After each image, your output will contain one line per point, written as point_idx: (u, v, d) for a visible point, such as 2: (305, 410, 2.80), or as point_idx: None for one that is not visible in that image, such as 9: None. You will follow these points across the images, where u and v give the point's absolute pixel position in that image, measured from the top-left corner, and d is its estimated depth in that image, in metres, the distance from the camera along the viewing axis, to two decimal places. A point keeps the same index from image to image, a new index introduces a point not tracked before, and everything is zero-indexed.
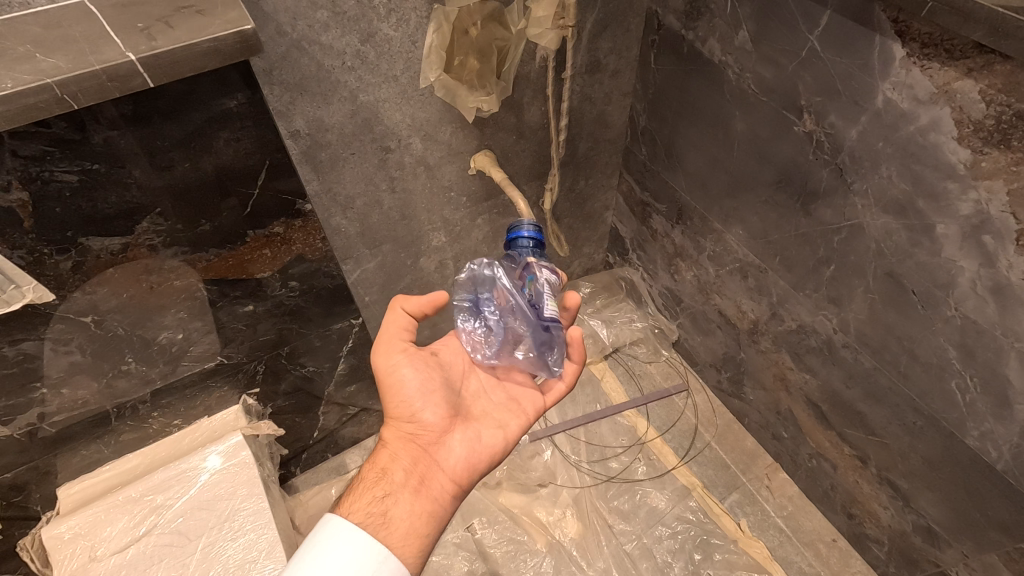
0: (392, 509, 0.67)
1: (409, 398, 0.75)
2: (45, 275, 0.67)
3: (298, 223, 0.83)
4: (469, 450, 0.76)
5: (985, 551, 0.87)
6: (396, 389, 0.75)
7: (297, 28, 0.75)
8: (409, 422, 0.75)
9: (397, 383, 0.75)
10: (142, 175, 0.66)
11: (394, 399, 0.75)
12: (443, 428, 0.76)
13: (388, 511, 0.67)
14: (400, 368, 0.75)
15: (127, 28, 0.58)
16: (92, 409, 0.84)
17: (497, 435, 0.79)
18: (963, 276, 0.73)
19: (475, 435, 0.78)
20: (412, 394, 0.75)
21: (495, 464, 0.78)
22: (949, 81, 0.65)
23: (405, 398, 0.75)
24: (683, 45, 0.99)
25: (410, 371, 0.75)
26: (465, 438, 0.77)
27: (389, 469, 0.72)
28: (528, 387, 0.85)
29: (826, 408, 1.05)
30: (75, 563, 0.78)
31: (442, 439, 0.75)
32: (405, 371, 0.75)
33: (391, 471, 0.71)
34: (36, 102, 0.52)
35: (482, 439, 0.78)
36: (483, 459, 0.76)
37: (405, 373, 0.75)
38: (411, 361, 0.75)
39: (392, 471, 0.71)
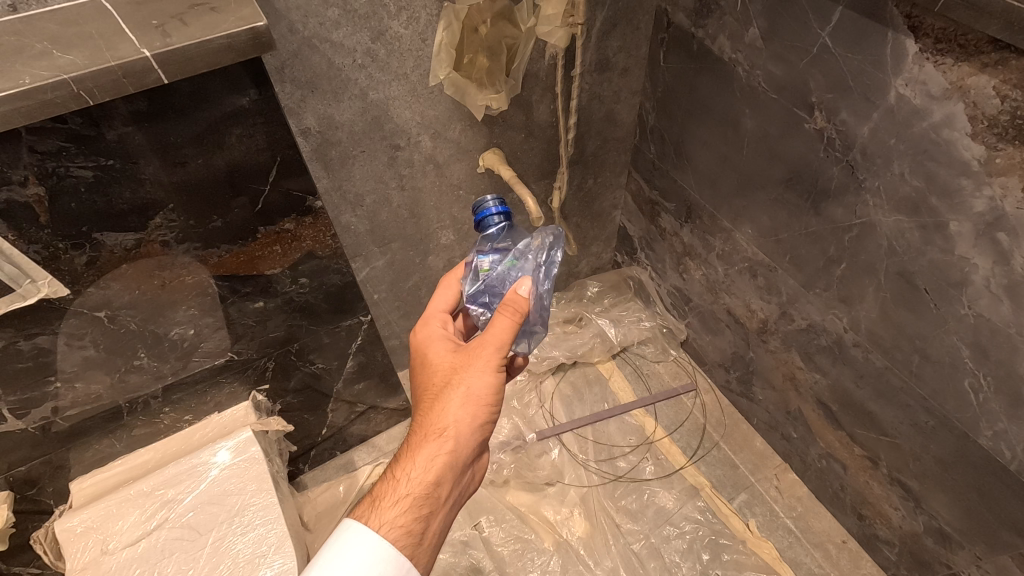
0: (432, 522, 0.66)
1: (485, 405, 0.69)
2: (60, 270, 0.68)
3: (308, 219, 0.84)
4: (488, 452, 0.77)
5: (998, 553, 0.86)
6: (474, 385, 0.69)
7: (308, 25, 0.75)
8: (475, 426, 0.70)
9: (480, 383, 0.69)
10: (155, 171, 0.67)
11: (465, 400, 0.68)
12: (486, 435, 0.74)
13: (429, 523, 0.66)
14: (485, 372, 0.69)
15: (142, 25, 0.59)
16: (105, 403, 0.85)
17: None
18: (977, 274, 0.72)
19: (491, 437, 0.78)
20: (488, 399, 0.69)
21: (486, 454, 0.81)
22: (963, 77, 0.64)
23: (478, 405, 0.69)
24: (693, 43, 0.99)
25: (485, 377, 0.69)
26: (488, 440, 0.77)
27: (442, 478, 0.68)
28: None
29: (837, 408, 1.04)
30: (88, 555, 0.79)
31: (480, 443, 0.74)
32: (497, 377, 0.69)
33: (444, 481, 0.68)
34: (53, 97, 0.53)
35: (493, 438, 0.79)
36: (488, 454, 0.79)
37: (483, 380, 0.69)
38: (493, 369, 0.69)
39: (442, 481, 0.68)
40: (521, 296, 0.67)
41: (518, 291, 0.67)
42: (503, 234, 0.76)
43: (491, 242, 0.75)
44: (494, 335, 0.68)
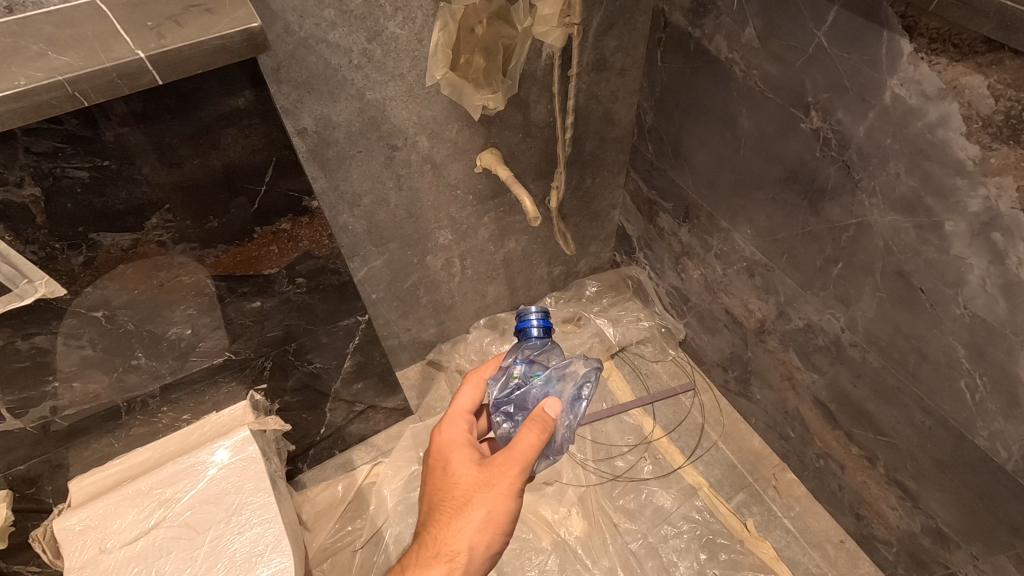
0: None
1: (501, 528, 0.68)
2: (57, 270, 0.68)
3: (305, 219, 0.84)
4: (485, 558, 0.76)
5: (994, 552, 0.86)
6: (494, 510, 0.68)
7: (304, 26, 0.76)
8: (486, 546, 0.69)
9: (500, 507, 0.68)
10: (151, 171, 0.67)
11: (484, 525, 0.68)
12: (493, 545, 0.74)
13: None
14: (508, 496, 0.68)
15: (137, 26, 0.59)
16: (103, 403, 0.86)
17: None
18: (973, 274, 0.72)
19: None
20: (506, 521, 0.69)
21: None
22: (957, 77, 0.65)
23: (493, 527, 0.68)
24: (690, 43, 0.99)
25: (507, 503, 0.68)
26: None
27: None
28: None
29: (834, 407, 1.04)
30: (86, 554, 0.80)
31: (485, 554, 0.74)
32: (516, 503, 0.69)
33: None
34: (48, 98, 0.53)
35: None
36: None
37: (503, 507, 0.68)
38: (516, 496, 0.68)
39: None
40: (549, 414, 0.67)
41: (546, 408, 0.68)
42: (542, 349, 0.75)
43: (526, 352, 0.75)
44: (522, 453, 0.68)
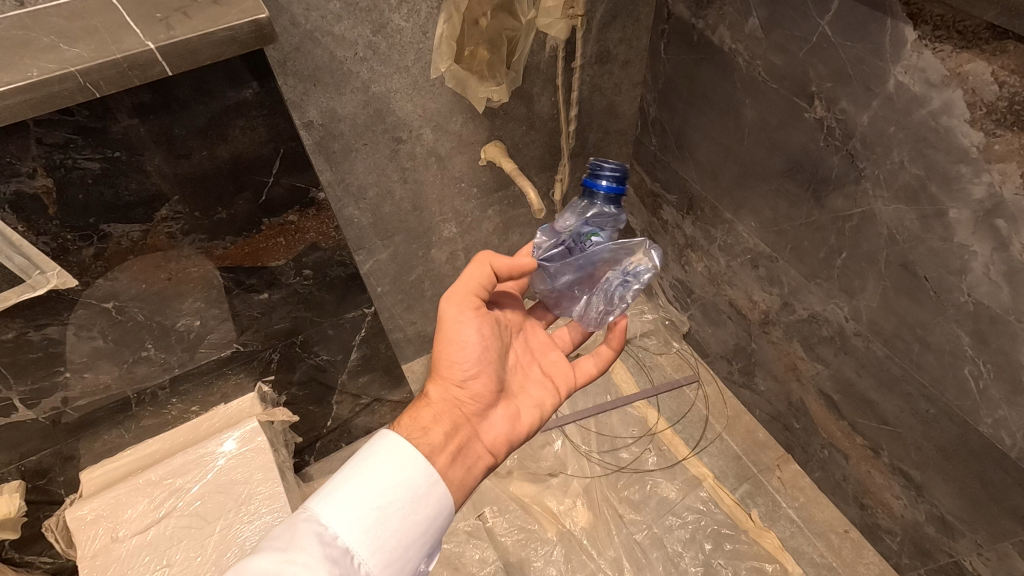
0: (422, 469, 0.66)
1: (460, 359, 0.73)
2: (68, 261, 0.69)
3: (312, 211, 0.84)
4: (503, 427, 0.75)
5: (999, 541, 0.86)
6: (454, 336, 0.72)
7: (310, 18, 0.76)
8: (457, 388, 0.73)
9: (454, 335, 0.72)
10: (161, 162, 0.68)
11: (444, 355, 0.73)
12: (486, 400, 0.75)
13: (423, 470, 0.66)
14: (460, 323, 0.72)
15: (146, 18, 0.59)
16: (114, 394, 0.87)
17: (533, 415, 0.79)
18: (976, 261, 0.72)
19: (513, 419, 0.77)
20: (475, 355, 0.73)
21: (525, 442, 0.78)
22: (961, 63, 0.65)
23: (459, 358, 0.73)
24: (693, 34, 0.99)
25: (462, 327, 0.72)
26: (501, 414, 0.76)
27: (432, 429, 0.68)
28: (568, 368, 0.84)
29: (838, 397, 1.05)
30: (98, 543, 0.81)
31: (481, 411, 0.74)
32: (470, 328, 0.73)
33: (433, 430, 0.68)
34: (60, 89, 0.54)
35: (520, 420, 0.77)
36: (516, 438, 0.76)
37: (455, 332, 0.72)
38: (465, 319, 0.72)
39: (434, 431, 0.68)
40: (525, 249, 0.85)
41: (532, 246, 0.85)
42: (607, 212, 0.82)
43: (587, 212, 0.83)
44: (461, 285, 0.72)
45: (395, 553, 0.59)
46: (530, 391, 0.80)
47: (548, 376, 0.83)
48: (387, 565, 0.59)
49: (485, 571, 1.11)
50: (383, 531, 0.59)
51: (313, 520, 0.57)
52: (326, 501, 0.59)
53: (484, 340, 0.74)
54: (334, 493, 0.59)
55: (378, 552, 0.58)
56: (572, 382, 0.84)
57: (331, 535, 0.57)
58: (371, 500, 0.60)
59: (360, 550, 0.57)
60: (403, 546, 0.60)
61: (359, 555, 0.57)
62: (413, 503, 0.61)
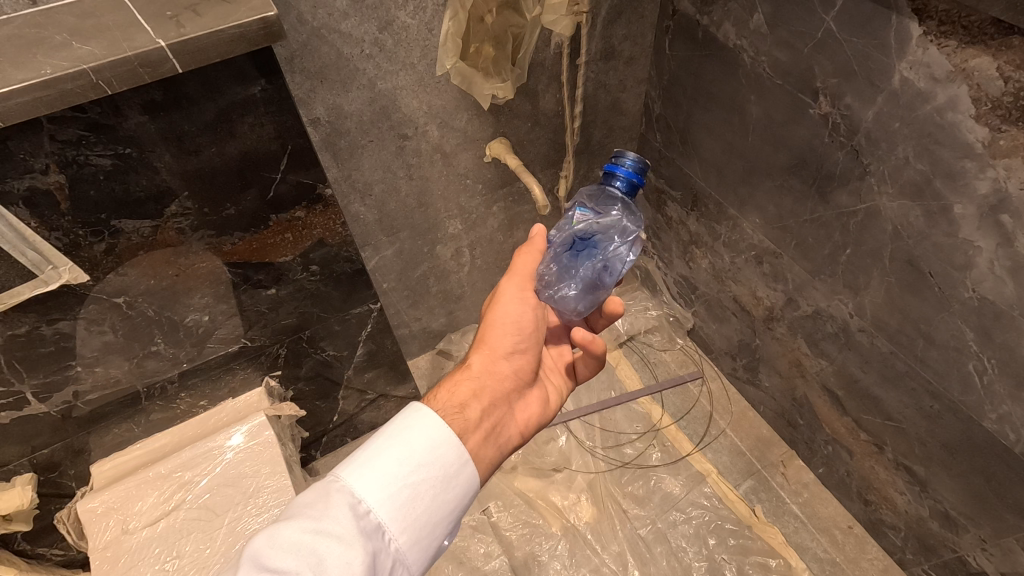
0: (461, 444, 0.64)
1: (511, 335, 0.74)
2: (80, 257, 0.70)
3: (319, 207, 0.85)
4: (534, 409, 0.76)
5: (1003, 536, 0.86)
6: (507, 314, 0.75)
7: (317, 16, 0.77)
8: (497, 361, 0.73)
9: (508, 318, 0.75)
10: (171, 159, 0.69)
11: (493, 326, 0.74)
12: (522, 381, 0.75)
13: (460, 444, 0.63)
14: (517, 302, 0.75)
15: (156, 16, 0.60)
16: (124, 388, 0.88)
17: (554, 401, 0.80)
18: (981, 256, 0.72)
19: (540, 397, 0.78)
20: (522, 335, 0.75)
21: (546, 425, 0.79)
22: (966, 59, 0.65)
23: (508, 333, 0.74)
24: (698, 30, 0.99)
25: (513, 308, 0.75)
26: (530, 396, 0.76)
27: (470, 404, 0.67)
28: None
29: (842, 393, 1.05)
30: (109, 535, 0.82)
31: (516, 389, 0.74)
32: (525, 312, 0.76)
33: (473, 405, 0.67)
34: (73, 87, 0.55)
35: (544, 404, 0.78)
36: (541, 420, 0.77)
37: (507, 310, 0.75)
38: (519, 301, 0.75)
39: (473, 406, 0.67)
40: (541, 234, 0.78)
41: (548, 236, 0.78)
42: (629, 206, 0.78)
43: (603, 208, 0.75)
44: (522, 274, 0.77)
45: (424, 529, 0.58)
46: (553, 379, 0.83)
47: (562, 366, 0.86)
48: (415, 543, 0.57)
49: (490, 565, 1.12)
50: (414, 506, 0.58)
51: (344, 490, 0.55)
52: (357, 471, 0.57)
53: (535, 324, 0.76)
54: (366, 462, 0.57)
55: (407, 528, 0.57)
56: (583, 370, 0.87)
57: (363, 508, 0.55)
58: (404, 474, 0.58)
59: (392, 526, 0.56)
60: (432, 524, 0.58)
61: (389, 530, 0.56)
62: (445, 480, 0.60)
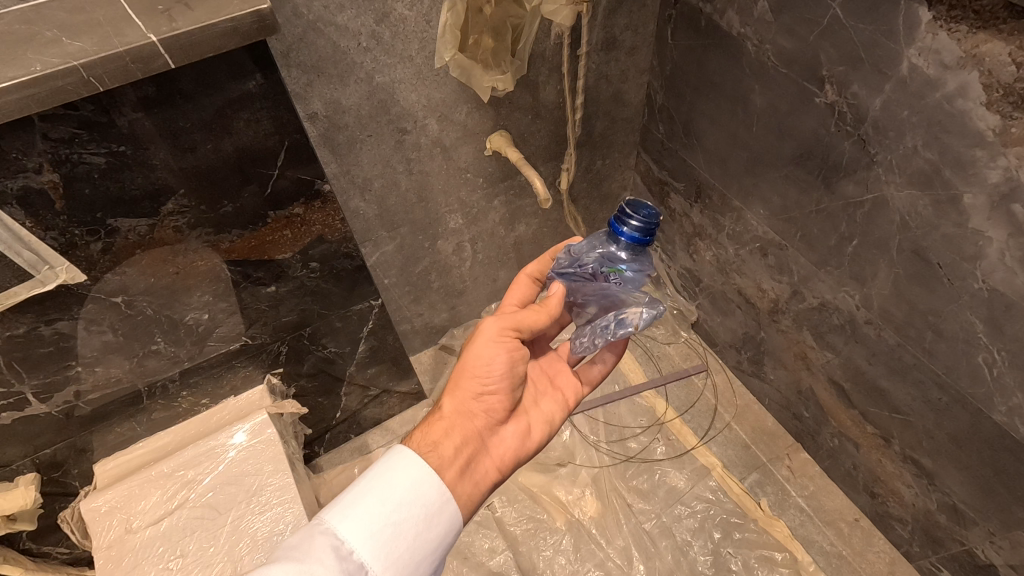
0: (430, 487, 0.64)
1: (482, 376, 0.71)
2: (77, 256, 0.69)
3: (317, 204, 0.84)
4: (517, 444, 0.74)
5: (1012, 529, 0.86)
6: (481, 357, 0.71)
7: (313, 9, 0.75)
8: (472, 401, 0.72)
9: (480, 360, 0.71)
10: (166, 156, 0.68)
11: (466, 367, 0.71)
12: (499, 417, 0.73)
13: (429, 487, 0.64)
14: (492, 345, 0.71)
15: (148, 10, 0.59)
16: (125, 387, 0.87)
17: (543, 431, 0.78)
18: (991, 247, 0.71)
19: (528, 431, 0.76)
20: (498, 376, 0.71)
21: (535, 458, 0.77)
22: (977, 44, 0.64)
23: (480, 375, 0.71)
24: (701, 19, 0.98)
25: (488, 349, 0.71)
26: (512, 431, 0.75)
27: (440, 444, 0.67)
28: (575, 381, 0.84)
29: (848, 385, 1.04)
30: (112, 534, 0.82)
31: (492, 426, 0.73)
32: (501, 353, 0.71)
33: (443, 447, 0.67)
34: (64, 84, 0.54)
35: (531, 436, 0.76)
36: (524, 454, 0.75)
37: (481, 352, 0.71)
38: (493, 341, 0.71)
39: (444, 445, 0.67)
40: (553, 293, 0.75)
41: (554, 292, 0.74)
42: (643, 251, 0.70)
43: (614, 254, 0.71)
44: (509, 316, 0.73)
45: (408, 568, 0.59)
46: (547, 408, 0.80)
47: (558, 390, 0.82)
48: None
49: (494, 560, 1.12)
50: (396, 546, 0.59)
51: (329, 532, 0.57)
52: (341, 513, 0.59)
53: (513, 364, 0.72)
54: (350, 505, 0.59)
55: (391, 567, 0.58)
56: (582, 396, 0.84)
57: (346, 549, 0.57)
58: (386, 514, 0.59)
59: (375, 566, 0.57)
60: (415, 562, 0.60)
61: (373, 569, 0.57)
62: (426, 519, 0.61)
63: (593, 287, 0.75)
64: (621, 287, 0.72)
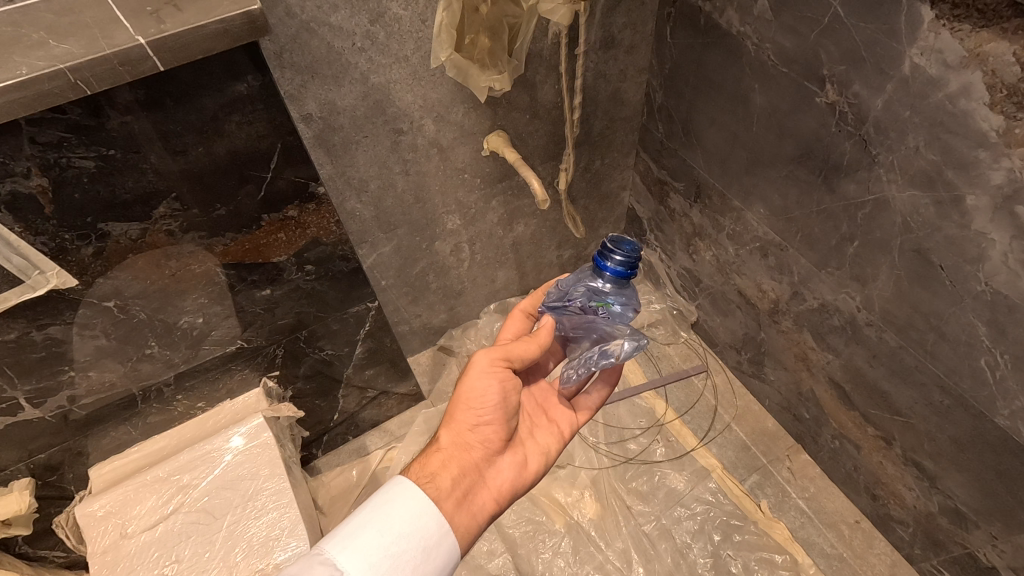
0: None
1: (476, 408, 0.72)
2: (68, 261, 0.68)
3: (312, 206, 0.83)
4: (514, 474, 0.75)
5: (1015, 533, 0.85)
6: (474, 389, 0.72)
7: (306, 9, 0.74)
8: (468, 432, 0.73)
9: (474, 392, 0.72)
10: (157, 160, 0.67)
11: (461, 400, 0.72)
12: (495, 447, 0.74)
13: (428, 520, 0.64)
14: (484, 376, 0.72)
15: (136, 11, 0.58)
16: (120, 392, 0.87)
17: (539, 461, 0.78)
18: (994, 249, 0.70)
19: (524, 461, 0.77)
20: (492, 408, 0.73)
21: (532, 489, 0.77)
22: (981, 43, 0.62)
23: (475, 408, 0.72)
24: (700, 17, 0.96)
25: (481, 382, 0.72)
26: (508, 461, 0.75)
27: (438, 475, 0.68)
28: (569, 411, 0.85)
29: (849, 387, 1.03)
30: (108, 539, 0.82)
31: (489, 457, 0.74)
32: (495, 385, 0.72)
33: (441, 478, 0.67)
34: (51, 87, 0.53)
35: (528, 467, 0.77)
36: (521, 485, 0.75)
37: (475, 384, 0.72)
38: (486, 373, 0.72)
39: (442, 476, 0.68)
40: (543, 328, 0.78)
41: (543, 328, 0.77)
42: (628, 284, 0.74)
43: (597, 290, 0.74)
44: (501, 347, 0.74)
45: None
46: (542, 439, 0.81)
47: (553, 421, 0.84)
48: None
49: (493, 563, 1.11)
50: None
51: (328, 562, 0.57)
52: (341, 544, 0.58)
53: (506, 395, 0.73)
54: (350, 536, 0.59)
55: None
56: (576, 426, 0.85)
57: None
58: (385, 545, 0.59)
59: None
60: None
61: None
62: (427, 551, 0.61)
63: (581, 321, 0.77)
64: (609, 322, 0.75)
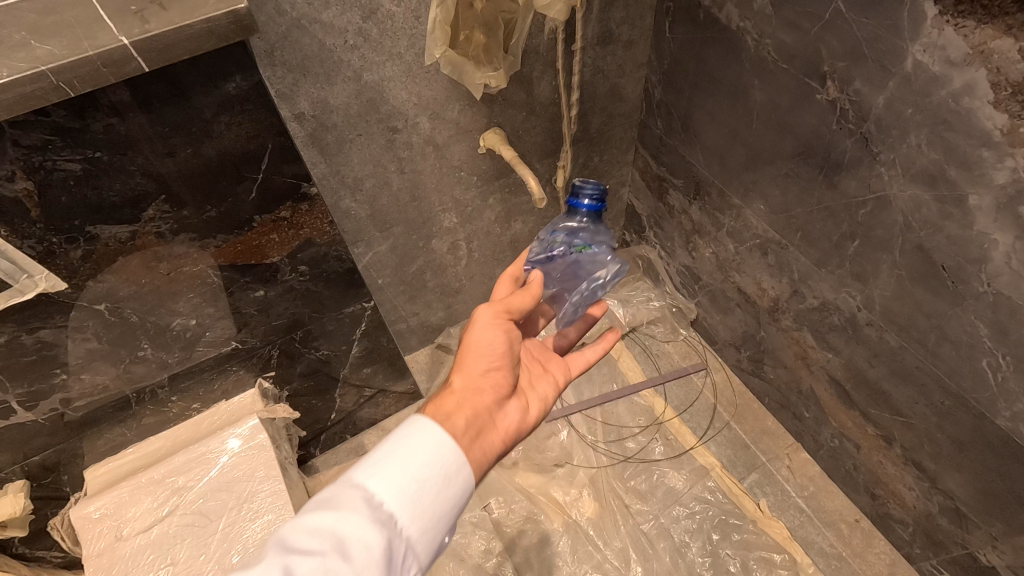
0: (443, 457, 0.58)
1: (485, 356, 0.67)
2: (56, 264, 0.68)
3: (305, 207, 0.83)
4: (522, 421, 0.69)
5: (1016, 534, 0.84)
6: (480, 336, 0.68)
7: (296, 6, 0.73)
8: (479, 377, 0.67)
9: (482, 338, 0.68)
10: (144, 162, 0.66)
11: (467, 346, 0.68)
12: (504, 392, 0.69)
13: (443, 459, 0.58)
14: (489, 325, 0.68)
15: (120, 11, 0.57)
16: (113, 394, 0.86)
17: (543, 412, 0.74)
18: (997, 250, 0.69)
19: (531, 411, 0.72)
20: (498, 356, 0.68)
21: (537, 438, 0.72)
22: (986, 40, 0.61)
23: (482, 354, 0.67)
24: (700, 12, 0.95)
25: (487, 328, 0.68)
26: (517, 407, 0.69)
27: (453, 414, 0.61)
28: (563, 369, 0.82)
29: (849, 386, 1.02)
30: (102, 542, 0.81)
31: (499, 401, 0.68)
32: (501, 330, 0.69)
33: (456, 417, 0.61)
34: (32, 89, 0.52)
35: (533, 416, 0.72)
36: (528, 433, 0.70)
37: (481, 331, 0.68)
38: (493, 319, 0.69)
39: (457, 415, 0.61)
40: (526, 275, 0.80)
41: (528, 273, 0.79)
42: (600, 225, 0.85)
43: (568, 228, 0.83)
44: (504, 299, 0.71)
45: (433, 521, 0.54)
46: (544, 390, 0.76)
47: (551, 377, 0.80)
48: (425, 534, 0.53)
49: (491, 562, 1.11)
50: (420, 505, 0.53)
51: (357, 486, 0.53)
52: (367, 468, 0.54)
53: (512, 344, 0.70)
54: (373, 461, 0.54)
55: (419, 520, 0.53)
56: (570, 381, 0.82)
57: (376, 500, 0.52)
58: (411, 473, 0.54)
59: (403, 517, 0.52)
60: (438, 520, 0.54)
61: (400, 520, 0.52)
62: (451, 472, 0.56)
63: (566, 268, 0.83)
64: (592, 258, 0.82)
